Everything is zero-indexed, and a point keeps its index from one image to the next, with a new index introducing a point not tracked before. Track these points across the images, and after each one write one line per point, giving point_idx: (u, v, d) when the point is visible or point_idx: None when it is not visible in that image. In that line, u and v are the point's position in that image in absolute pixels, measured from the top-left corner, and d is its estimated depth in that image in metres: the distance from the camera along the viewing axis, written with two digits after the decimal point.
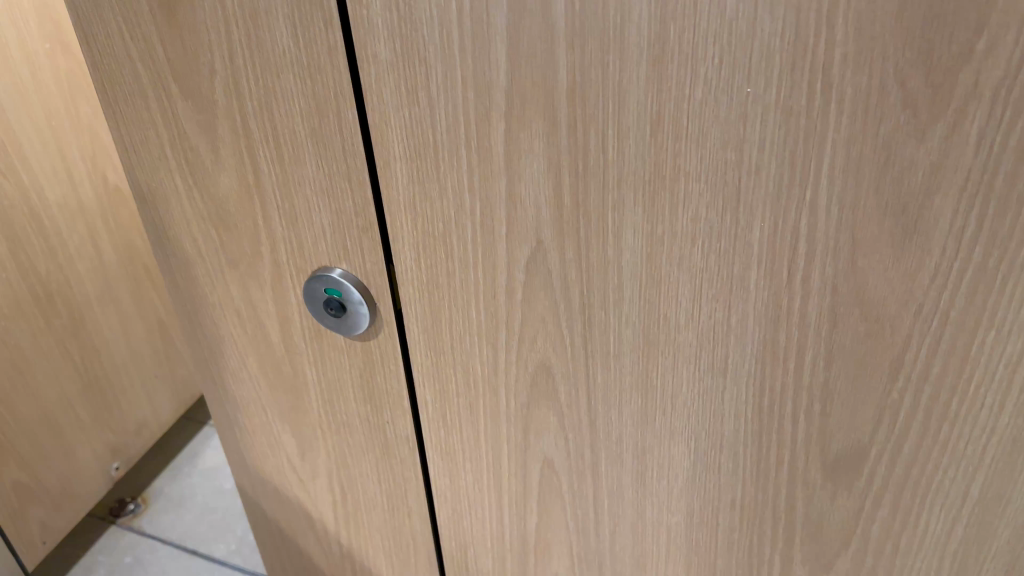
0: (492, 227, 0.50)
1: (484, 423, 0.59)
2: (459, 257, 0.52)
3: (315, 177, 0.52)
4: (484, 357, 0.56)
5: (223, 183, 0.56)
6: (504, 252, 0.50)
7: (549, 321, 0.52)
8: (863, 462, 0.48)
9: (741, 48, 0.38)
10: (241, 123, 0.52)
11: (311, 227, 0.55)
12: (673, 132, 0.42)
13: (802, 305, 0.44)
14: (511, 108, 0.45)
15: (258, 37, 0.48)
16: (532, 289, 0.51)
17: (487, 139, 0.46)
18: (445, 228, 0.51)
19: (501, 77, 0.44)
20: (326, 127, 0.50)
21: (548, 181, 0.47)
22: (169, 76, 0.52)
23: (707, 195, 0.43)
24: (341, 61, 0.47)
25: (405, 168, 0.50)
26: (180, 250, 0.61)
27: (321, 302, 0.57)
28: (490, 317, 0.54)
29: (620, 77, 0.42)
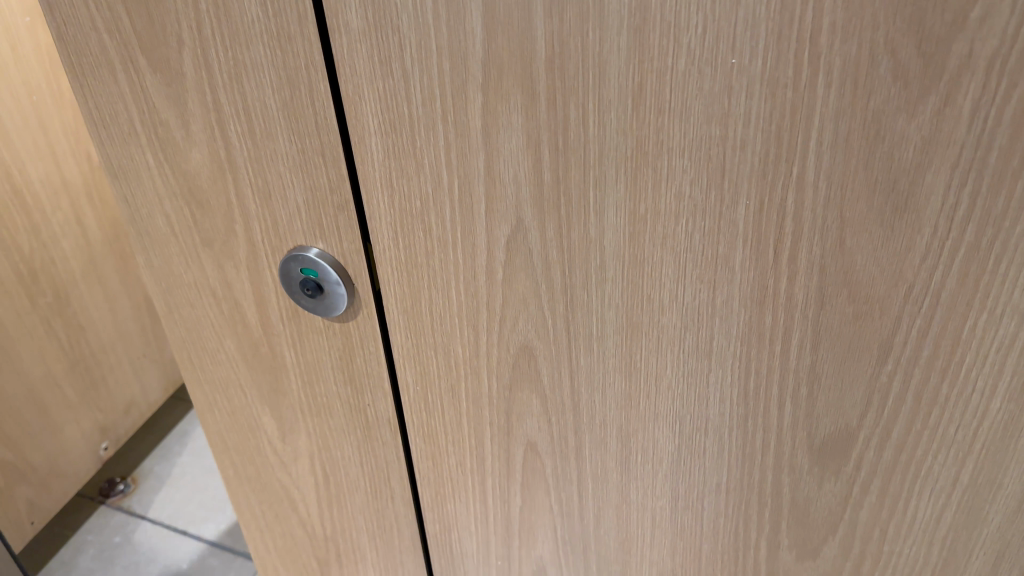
0: (471, 205, 0.48)
1: (466, 405, 0.58)
2: (437, 236, 0.50)
3: (288, 153, 0.51)
4: (464, 338, 0.54)
5: (195, 160, 0.54)
6: (483, 231, 0.49)
7: (530, 301, 0.51)
8: (851, 446, 0.47)
9: (725, 17, 0.37)
10: (211, 95, 0.50)
11: (285, 205, 0.53)
12: (655, 105, 0.40)
13: (790, 286, 0.43)
14: (487, 81, 0.43)
15: (225, 6, 0.46)
16: (512, 269, 0.50)
17: (463, 114, 0.45)
18: (423, 207, 0.49)
19: (477, 48, 0.42)
20: (298, 100, 0.48)
21: (528, 157, 0.45)
22: (136, 47, 0.50)
23: (692, 171, 0.42)
24: (311, 31, 0.45)
25: (381, 143, 0.48)
26: (154, 228, 0.60)
27: (297, 282, 0.56)
28: (470, 297, 0.52)
29: (600, 48, 0.40)
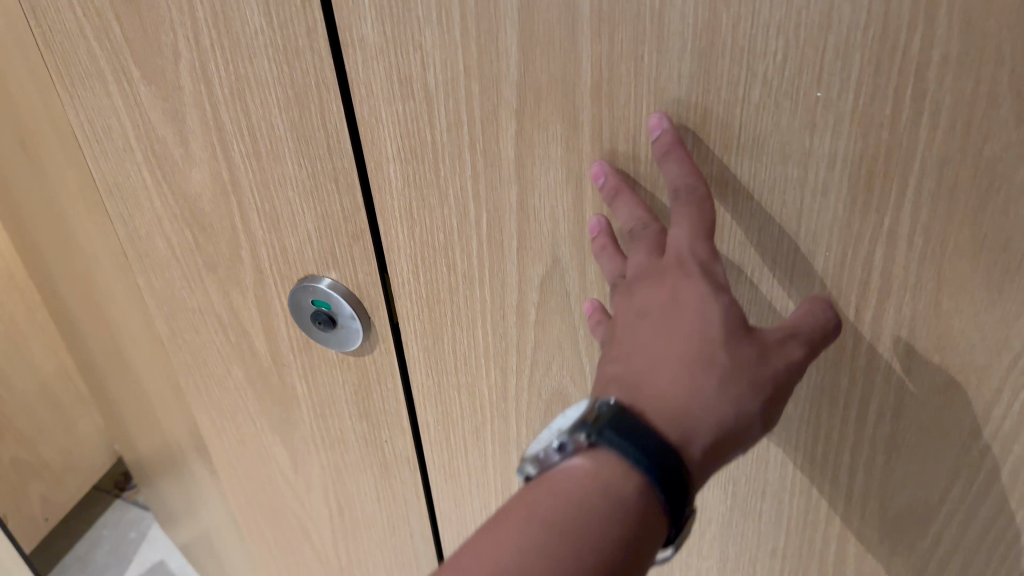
0: (502, 241, 0.43)
1: (491, 449, 0.53)
2: (463, 272, 0.45)
3: (297, 177, 0.45)
4: (492, 379, 0.49)
5: (196, 181, 0.49)
6: (514, 270, 0.43)
7: (566, 346, 0.45)
8: (929, 521, 0.41)
9: (812, 42, 0.30)
10: (211, 112, 0.45)
11: (295, 232, 0.48)
12: (721, 139, 0.35)
13: (871, 346, 0.37)
14: (524, 106, 0.37)
15: (225, 16, 0.40)
16: (547, 310, 0.44)
17: (495, 142, 0.39)
18: (448, 240, 0.44)
19: (512, 70, 0.36)
20: (307, 121, 0.42)
21: (568, 191, 0.39)
22: (129, 58, 0.45)
23: (762, 216, 0.36)
24: (322, 45, 0.39)
25: (401, 170, 0.42)
26: (153, 250, 0.55)
27: (308, 314, 0.50)
28: (498, 338, 0.47)
29: (657, 73, 0.34)
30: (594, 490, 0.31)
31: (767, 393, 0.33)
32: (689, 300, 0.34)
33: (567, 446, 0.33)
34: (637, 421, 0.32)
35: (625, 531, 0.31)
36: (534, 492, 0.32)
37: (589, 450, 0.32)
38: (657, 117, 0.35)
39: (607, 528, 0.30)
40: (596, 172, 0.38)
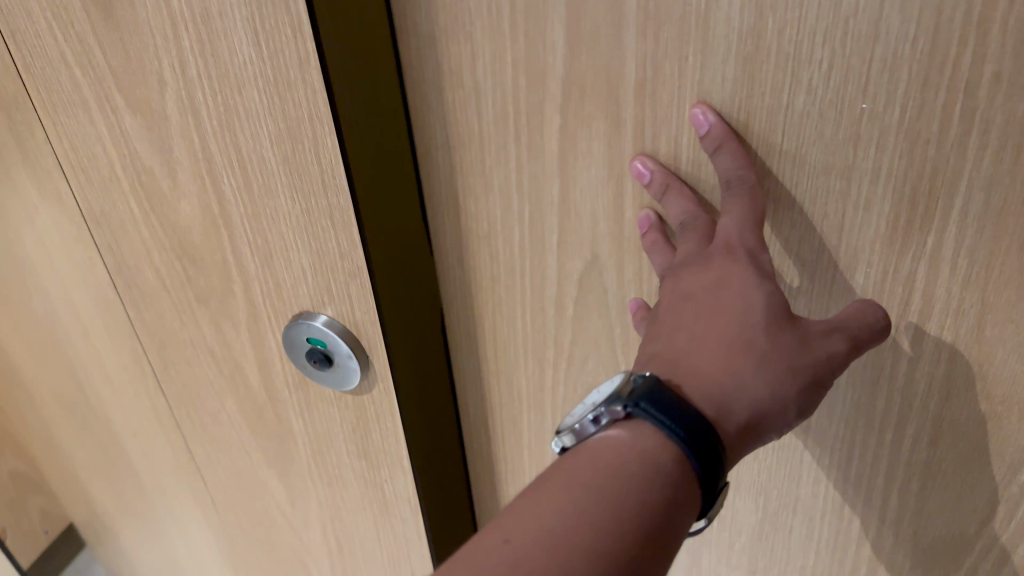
0: (543, 235, 0.44)
1: (528, 430, 0.56)
2: (504, 260, 0.47)
3: (290, 212, 0.42)
4: (529, 365, 0.52)
5: (185, 213, 0.46)
6: (554, 263, 0.45)
7: (603, 345, 0.47)
8: (965, 553, 0.41)
9: (858, 53, 0.30)
10: (200, 143, 0.42)
11: (288, 268, 0.45)
12: (763, 147, 0.35)
13: (909, 370, 0.37)
14: (567, 101, 0.38)
15: (213, 45, 0.38)
16: (585, 306, 0.46)
17: (538, 135, 0.40)
18: (490, 229, 0.46)
19: (558, 64, 0.37)
20: (300, 155, 0.40)
21: (609, 190, 0.40)
22: (112, 85, 0.42)
23: (802, 227, 0.36)
24: (314, 78, 0.37)
25: (448, 158, 0.45)
26: (143, 280, 0.52)
27: (303, 351, 0.48)
28: (536, 327, 0.49)
29: (700, 77, 0.34)
30: (629, 457, 0.30)
31: (808, 379, 0.32)
32: (733, 280, 0.34)
33: (602, 418, 0.32)
34: (674, 394, 0.31)
35: (658, 498, 0.30)
36: (569, 462, 0.31)
37: (624, 422, 0.32)
38: (700, 107, 0.35)
39: (640, 493, 0.29)
40: (638, 167, 0.38)
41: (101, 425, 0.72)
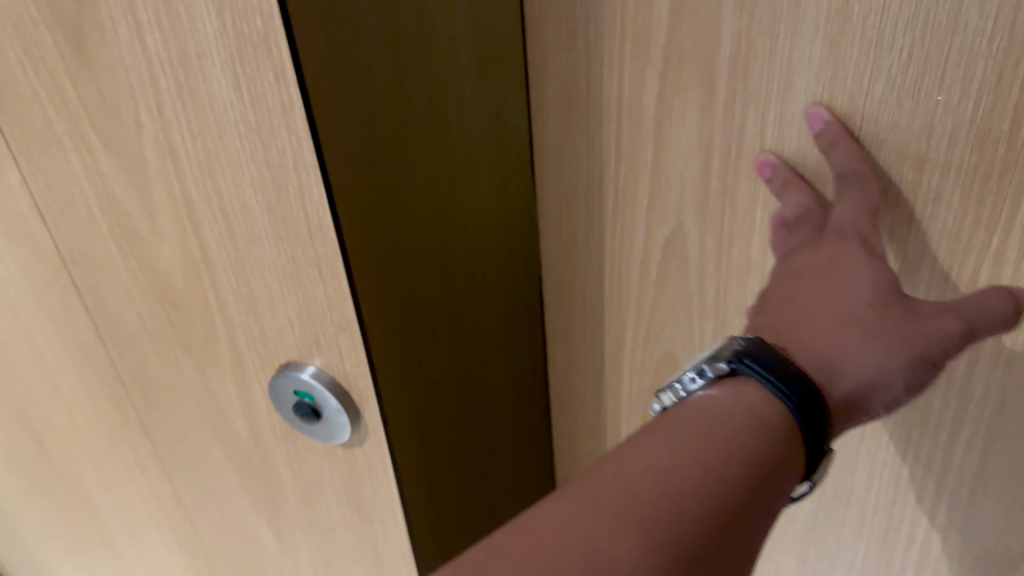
0: (634, 198, 0.49)
1: (606, 391, 0.62)
2: (599, 218, 0.52)
3: (275, 261, 0.40)
4: (614, 326, 0.56)
5: (166, 257, 0.44)
6: (641, 226, 0.49)
7: (681, 316, 0.50)
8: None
9: (937, 44, 0.32)
10: (179, 187, 0.40)
11: (274, 317, 0.43)
12: (841, 129, 0.37)
13: (967, 370, 0.38)
14: (666, 68, 0.42)
15: (191, 87, 0.35)
16: (665, 276, 0.49)
17: (637, 100, 0.45)
18: (588, 189, 0.52)
19: (660, 33, 0.41)
20: (284, 204, 0.37)
21: (698, 159, 0.43)
22: (87, 124, 0.40)
23: (877, 209, 0.37)
24: (299, 125, 0.34)
25: (557, 116, 0.51)
26: (124, 323, 0.50)
27: (291, 403, 0.45)
28: (620, 288, 0.54)
29: (790, 54, 0.36)
30: (736, 412, 0.33)
31: (923, 360, 0.33)
32: (844, 265, 0.36)
33: (706, 377, 0.35)
34: (779, 356, 0.34)
35: (762, 452, 0.32)
36: (676, 413, 0.35)
37: (732, 380, 0.35)
38: (816, 106, 0.36)
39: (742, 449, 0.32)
40: (761, 163, 0.39)
41: (80, 468, 0.69)
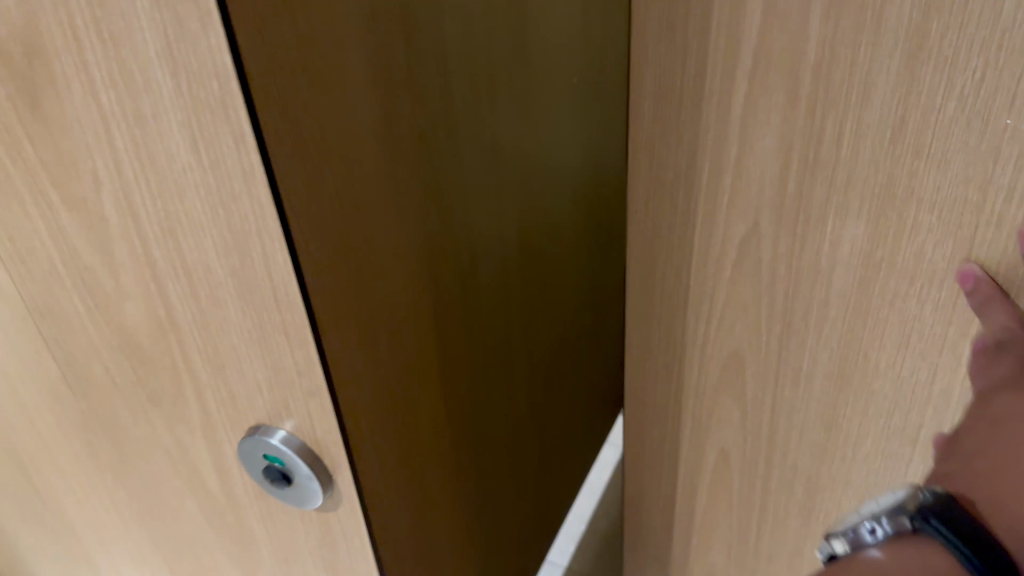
0: (717, 194, 0.50)
1: (675, 389, 0.62)
2: (681, 210, 0.53)
3: (241, 324, 0.38)
4: (692, 324, 0.57)
5: (130, 314, 0.41)
6: (722, 221, 0.51)
7: (751, 312, 0.53)
8: None
9: (1013, 62, 0.35)
10: (141, 247, 0.38)
11: (241, 380, 0.41)
12: (913, 145, 0.40)
13: None
14: (755, 69, 0.44)
15: (148, 148, 0.33)
16: (741, 271, 0.51)
17: (727, 96, 0.46)
18: (675, 181, 0.52)
19: (753, 33, 0.43)
20: (248, 268, 0.35)
21: (777, 160, 0.46)
22: (45, 180, 0.38)
23: (938, 229, 0.41)
24: (261, 190, 0.32)
25: (652, 103, 0.50)
26: (91, 376, 0.48)
27: (260, 467, 0.43)
28: (697, 282, 0.55)
29: (869, 65, 0.39)
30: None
31: None
32: None
33: (885, 528, 0.40)
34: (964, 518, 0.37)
35: None
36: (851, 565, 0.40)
37: (911, 535, 0.39)
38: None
39: None
40: (964, 274, 0.41)
41: (54, 512, 0.67)
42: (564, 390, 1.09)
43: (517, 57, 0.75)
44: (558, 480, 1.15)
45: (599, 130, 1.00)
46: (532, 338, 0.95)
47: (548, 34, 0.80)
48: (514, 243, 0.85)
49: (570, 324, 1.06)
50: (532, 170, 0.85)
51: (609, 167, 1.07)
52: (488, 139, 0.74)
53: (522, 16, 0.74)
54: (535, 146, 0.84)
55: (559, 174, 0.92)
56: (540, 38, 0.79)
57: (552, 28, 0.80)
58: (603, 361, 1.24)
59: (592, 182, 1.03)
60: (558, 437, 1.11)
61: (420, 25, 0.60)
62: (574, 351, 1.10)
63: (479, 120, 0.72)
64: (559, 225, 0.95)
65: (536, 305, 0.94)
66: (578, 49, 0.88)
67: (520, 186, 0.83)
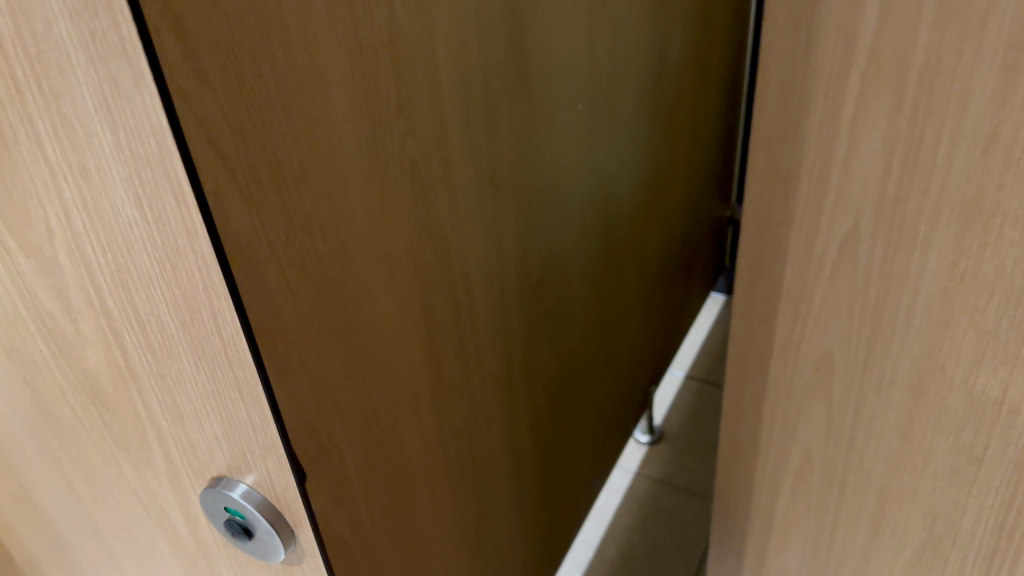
0: (824, 193, 0.57)
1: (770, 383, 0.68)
2: (784, 211, 0.60)
3: (196, 378, 0.37)
4: (791, 319, 0.64)
5: (91, 360, 0.41)
6: (825, 221, 0.58)
7: (844, 308, 0.60)
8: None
9: None
10: (96, 296, 0.37)
11: (200, 430, 0.40)
12: (1004, 161, 0.47)
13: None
14: (866, 73, 0.51)
15: (95, 201, 0.32)
16: (839, 271, 0.59)
17: (839, 102, 0.53)
18: (782, 180, 0.59)
19: (868, 39, 0.50)
20: (198, 324, 0.34)
21: (880, 161, 0.53)
22: (3, 226, 0.37)
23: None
24: (205, 249, 0.31)
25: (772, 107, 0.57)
26: (61, 417, 0.47)
27: (222, 518, 0.42)
28: (799, 277, 0.61)
29: (970, 76, 0.46)
30: None
31: None
32: None
33: None
34: None
35: None
36: None
37: None
38: None
39: None
40: None
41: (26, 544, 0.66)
42: (570, 417, 1.07)
43: (516, 86, 0.74)
44: (564, 509, 1.13)
45: (607, 157, 0.99)
46: (536, 366, 0.93)
47: (550, 62, 0.79)
48: (516, 272, 0.84)
49: (577, 352, 1.05)
50: (535, 199, 0.83)
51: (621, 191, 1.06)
52: (487, 168, 0.73)
53: (521, 45, 0.73)
54: (537, 174, 0.83)
55: (565, 202, 0.91)
56: (541, 66, 0.77)
57: (554, 57, 0.79)
58: (613, 387, 1.22)
59: (601, 209, 1.01)
60: (565, 466, 1.09)
61: (408, 56, 0.60)
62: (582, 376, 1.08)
63: (475, 148, 0.71)
64: (564, 252, 0.94)
65: (540, 334, 0.93)
66: (583, 76, 0.87)
67: (521, 214, 0.82)
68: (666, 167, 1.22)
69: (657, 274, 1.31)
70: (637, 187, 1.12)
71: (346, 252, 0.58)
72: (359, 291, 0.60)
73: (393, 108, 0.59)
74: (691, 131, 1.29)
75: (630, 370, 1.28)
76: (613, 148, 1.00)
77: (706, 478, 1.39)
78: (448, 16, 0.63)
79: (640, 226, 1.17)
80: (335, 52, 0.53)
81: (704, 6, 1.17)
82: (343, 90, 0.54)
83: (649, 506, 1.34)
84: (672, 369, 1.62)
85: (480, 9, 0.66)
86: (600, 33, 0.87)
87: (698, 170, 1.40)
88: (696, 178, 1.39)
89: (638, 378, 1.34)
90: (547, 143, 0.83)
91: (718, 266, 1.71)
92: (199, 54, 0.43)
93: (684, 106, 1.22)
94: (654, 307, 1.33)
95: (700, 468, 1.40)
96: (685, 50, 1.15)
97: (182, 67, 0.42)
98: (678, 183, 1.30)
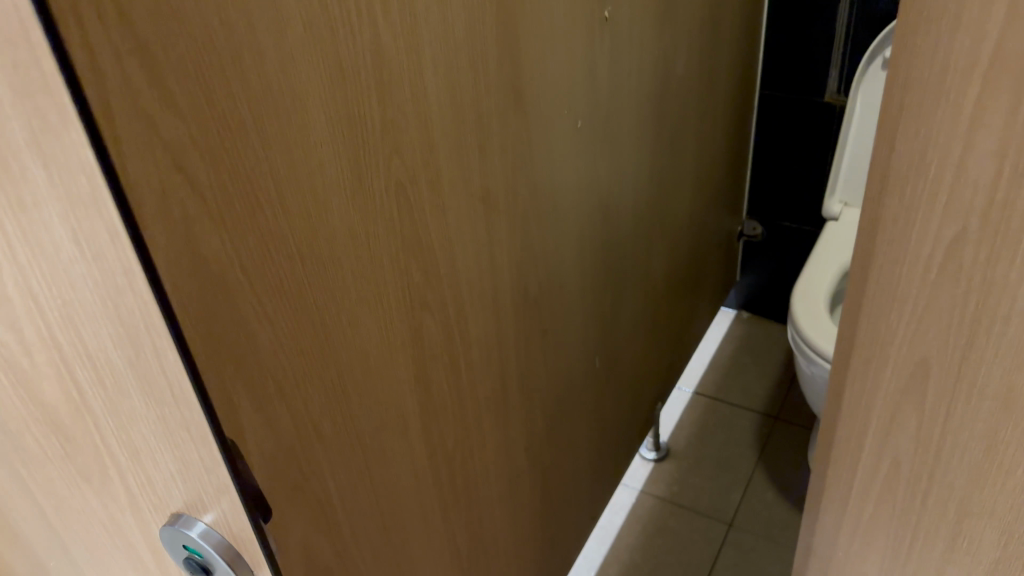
0: (935, 189, 0.50)
1: (866, 393, 0.63)
2: (901, 205, 0.53)
3: (148, 416, 0.36)
4: (892, 324, 0.58)
5: (48, 392, 0.39)
6: (937, 219, 0.51)
7: (947, 315, 0.54)
8: None
9: None
10: (47, 330, 0.35)
11: (156, 464, 0.39)
12: None
13: None
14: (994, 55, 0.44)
15: (36, 238, 0.31)
16: (944, 273, 0.52)
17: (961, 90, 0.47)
18: (906, 170, 0.52)
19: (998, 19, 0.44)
20: (146, 362, 0.34)
21: (997, 154, 0.46)
22: None
23: None
24: (142, 286, 0.32)
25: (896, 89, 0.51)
26: (26, 446, 0.45)
27: (180, 553, 0.42)
28: (904, 280, 0.55)
29: None
30: None
31: None
32: None
33: None
34: None
35: None
36: None
37: None
38: None
39: None
40: None
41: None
42: (571, 437, 1.06)
43: (509, 104, 0.73)
44: (564, 529, 1.11)
45: (607, 175, 0.97)
46: (533, 386, 0.92)
47: (546, 80, 0.78)
48: (511, 291, 0.82)
49: (577, 371, 1.03)
50: (530, 218, 0.82)
51: (624, 206, 1.05)
52: (479, 188, 0.72)
53: (514, 63, 0.72)
54: (533, 192, 0.81)
55: (562, 220, 0.89)
56: (536, 84, 0.76)
57: (550, 74, 0.78)
58: (616, 406, 1.20)
59: (601, 227, 1.00)
60: (565, 486, 1.08)
61: (394, 75, 0.58)
62: (583, 394, 1.07)
63: (466, 167, 0.69)
64: (562, 271, 0.92)
65: (537, 353, 0.91)
66: (581, 94, 0.85)
67: (516, 233, 0.80)
68: (670, 183, 1.20)
69: (662, 289, 1.29)
70: (640, 204, 1.10)
71: (327, 276, 0.57)
72: (343, 315, 0.59)
73: (378, 128, 0.58)
74: (698, 146, 1.27)
75: (633, 387, 1.26)
76: (614, 165, 0.99)
77: (711, 498, 1.36)
78: (437, 34, 0.62)
79: (643, 244, 1.16)
80: (315, 73, 0.51)
81: (710, 21, 1.16)
82: (323, 111, 0.53)
83: (653, 525, 1.32)
84: (680, 386, 1.59)
85: (472, 27, 0.65)
86: (599, 49, 0.86)
87: (705, 186, 1.38)
88: (703, 193, 1.37)
89: (643, 395, 1.32)
90: (542, 162, 0.81)
91: (727, 281, 1.68)
92: (164, 77, 0.42)
93: (690, 121, 1.20)
94: (659, 323, 1.32)
95: (706, 488, 1.38)
96: (690, 64, 1.13)
97: (146, 90, 0.41)
98: (684, 199, 1.28)
